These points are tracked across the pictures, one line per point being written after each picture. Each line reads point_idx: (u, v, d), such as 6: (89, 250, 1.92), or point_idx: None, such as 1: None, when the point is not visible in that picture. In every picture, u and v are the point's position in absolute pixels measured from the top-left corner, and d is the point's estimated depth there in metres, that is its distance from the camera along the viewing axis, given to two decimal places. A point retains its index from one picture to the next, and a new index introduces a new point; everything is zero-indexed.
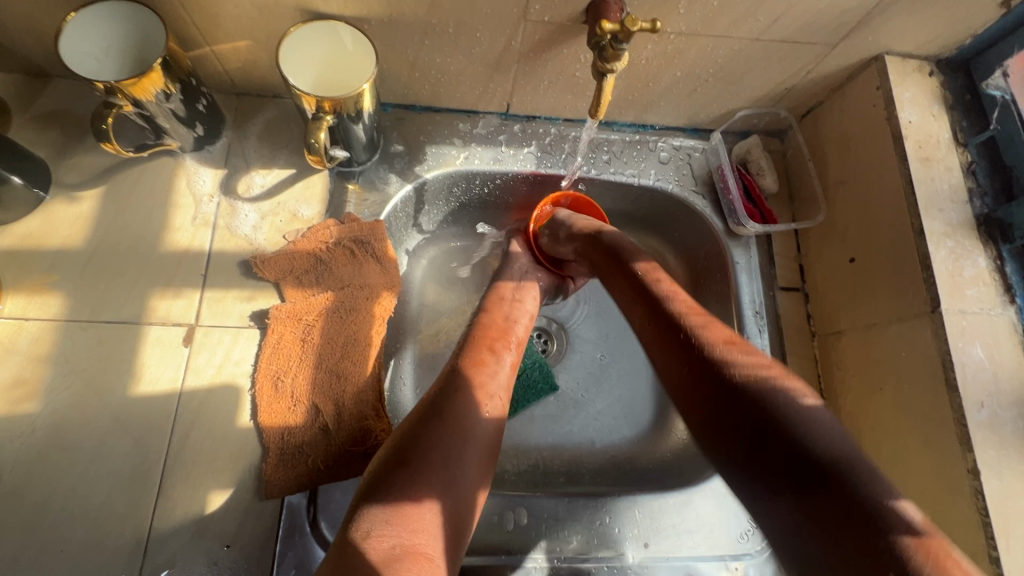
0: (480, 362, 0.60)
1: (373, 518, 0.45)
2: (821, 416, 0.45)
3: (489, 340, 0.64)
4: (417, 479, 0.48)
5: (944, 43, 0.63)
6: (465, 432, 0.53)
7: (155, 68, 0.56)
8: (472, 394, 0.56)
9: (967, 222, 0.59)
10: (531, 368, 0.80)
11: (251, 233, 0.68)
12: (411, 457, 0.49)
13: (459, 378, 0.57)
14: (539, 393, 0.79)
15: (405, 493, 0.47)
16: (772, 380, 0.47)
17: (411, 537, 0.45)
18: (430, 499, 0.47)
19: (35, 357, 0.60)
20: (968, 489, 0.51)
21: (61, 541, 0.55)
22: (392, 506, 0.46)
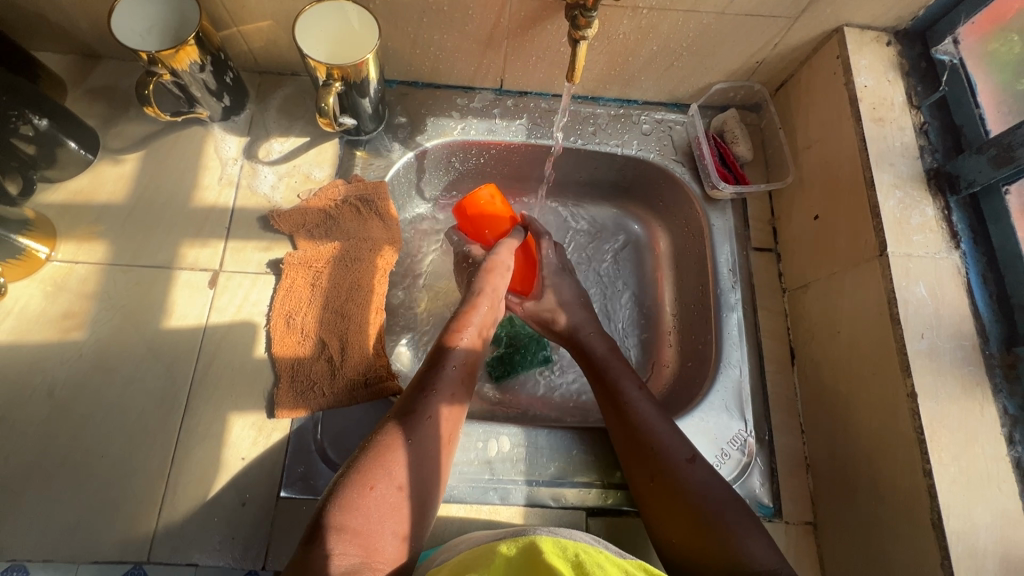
0: (455, 331, 0.67)
1: (360, 462, 0.53)
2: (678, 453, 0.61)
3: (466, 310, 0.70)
4: (399, 429, 0.56)
5: (899, 14, 0.68)
6: (444, 389, 0.61)
7: (191, 42, 0.65)
8: (453, 361, 0.64)
9: (917, 176, 0.64)
10: (525, 338, 0.87)
11: (269, 192, 0.76)
12: (396, 415, 0.57)
13: (442, 351, 0.65)
14: (534, 360, 0.85)
15: (391, 440, 0.55)
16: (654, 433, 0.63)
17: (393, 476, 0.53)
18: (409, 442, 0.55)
19: (83, 294, 0.70)
20: (906, 411, 0.56)
21: (101, 448, 0.64)
22: (376, 450, 0.54)
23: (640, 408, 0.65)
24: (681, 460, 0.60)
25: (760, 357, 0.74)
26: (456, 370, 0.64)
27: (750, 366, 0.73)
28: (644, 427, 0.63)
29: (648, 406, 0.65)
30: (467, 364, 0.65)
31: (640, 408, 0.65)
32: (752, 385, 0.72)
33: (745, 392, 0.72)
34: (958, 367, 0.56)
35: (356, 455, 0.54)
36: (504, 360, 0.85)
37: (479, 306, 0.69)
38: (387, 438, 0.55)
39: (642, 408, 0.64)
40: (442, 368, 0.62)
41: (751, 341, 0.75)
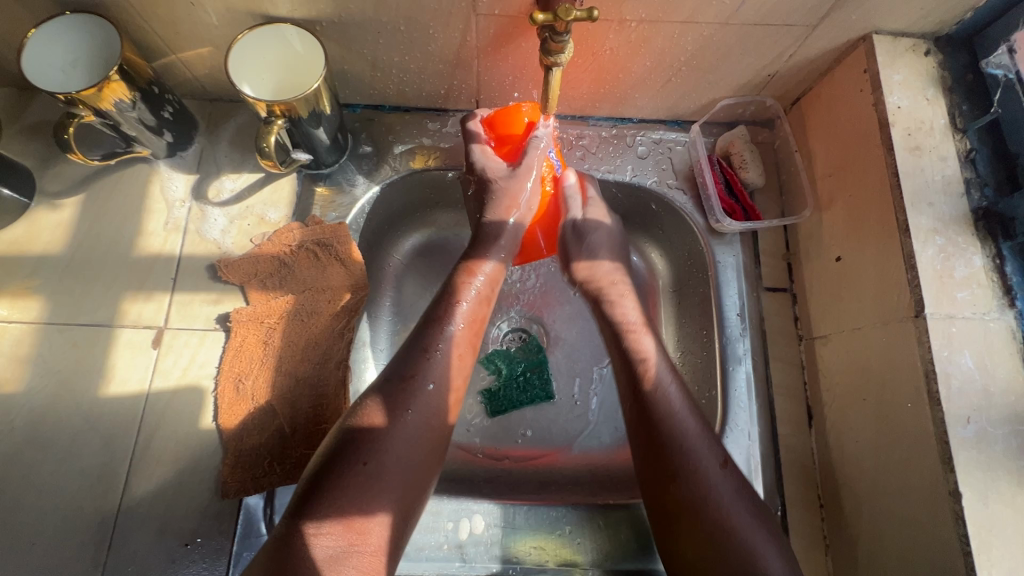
0: (441, 330, 0.59)
1: (321, 505, 0.48)
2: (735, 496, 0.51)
3: (447, 313, 0.61)
4: (366, 483, 0.49)
5: (940, 18, 0.57)
6: (416, 433, 0.53)
7: (114, 77, 0.57)
8: (428, 380, 0.56)
9: (962, 218, 0.54)
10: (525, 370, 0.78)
11: (219, 237, 0.69)
12: (353, 463, 0.50)
13: (415, 362, 0.57)
14: (532, 397, 0.77)
15: (359, 505, 0.48)
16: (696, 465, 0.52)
17: (360, 545, 0.47)
18: (378, 500, 0.49)
19: (16, 358, 0.63)
20: (948, 513, 0.47)
21: (33, 535, 0.58)
22: (343, 514, 0.48)
23: (683, 419, 0.55)
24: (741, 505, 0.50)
25: (773, 420, 0.64)
26: (433, 403, 0.55)
27: (761, 430, 0.63)
28: (679, 439, 0.54)
29: (694, 416, 0.56)
30: (448, 368, 0.58)
31: (675, 413, 0.55)
32: (763, 455, 0.62)
33: (755, 462, 0.62)
34: (1013, 458, 0.47)
35: (305, 505, 0.48)
36: (499, 394, 0.77)
37: (457, 309, 0.61)
38: (354, 496, 0.48)
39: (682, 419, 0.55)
40: (412, 402, 0.54)
41: (762, 400, 0.64)
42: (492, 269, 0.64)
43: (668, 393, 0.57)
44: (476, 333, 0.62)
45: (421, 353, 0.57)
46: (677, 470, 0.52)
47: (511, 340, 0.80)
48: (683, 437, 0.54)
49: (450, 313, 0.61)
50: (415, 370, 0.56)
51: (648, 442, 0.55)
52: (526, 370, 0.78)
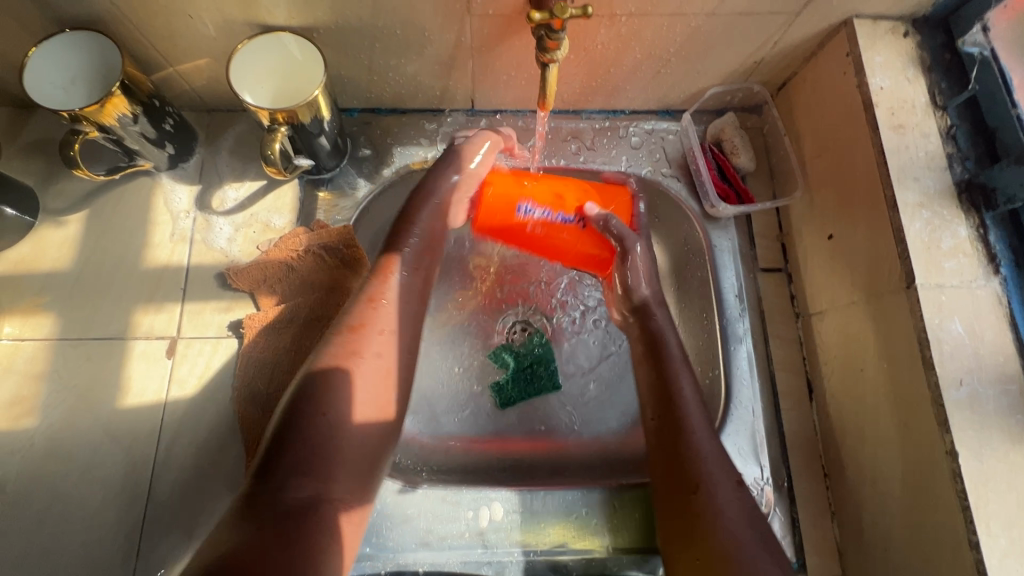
0: (388, 283, 0.60)
1: (294, 457, 0.48)
2: (713, 466, 0.54)
3: (389, 266, 0.61)
4: (330, 437, 0.50)
5: (917, 0, 0.59)
6: (374, 378, 0.54)
7: (116, 92, 0.58)
8: (378, 331, 0.56)
9: (946, 191, 0.56)
10: (533, 363, 0.79)
11: (226, 245, 0.70)
12: (316, 417, 0.50)
13: (363, 313, 0.57)
14: (541, 387, 0.78)
15: (323, 456, 0.49)
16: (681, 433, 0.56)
17: (325, 500, 0.48)
18: (340, 450, 0.50)
19: (32, 376, 0.64)
20: (947, 471, 0.49)
21: (61, 547, 0.59)
22: (310, 467, 0.48)
23: (706, 451, 0.55)
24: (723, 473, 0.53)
25: (775, 395, 0.66)
26: (384, 350, 0.56)
27: (764, 405, 0.65)
28: (705, 471, 0.54)
29: (713, 444, 0.56)
30: (397, 317, 0.59)
31: (705, 445, 0.56)
32: (767, 428, 0.65)
33: (760, 435, 0.64)
34: (1005, 416, 0.50)
35: (271, 465, 0.48)
36: (509, 385, 0.78)
37: (401, 263, 0.62)
38: (318, 450, 0.49)
39: (703, 447, 0.55)
40: (366, 351, 0.55)
41: (764, 376, 0.67)
42: (434, 232, 0.65)
43: (694, 419, 0.57)
44: (422, 287, 0.63)
45: (368, 305, 0.58)
46: (702, 483, 0.53)
47: (515, 333, 0.81)
48: (703, 469, 0.54)
49: (394, 266, 0.61)
50: (364, 320, 0.56)
51: (678, 463, 0.55)
52: (532, 363, 0.79)
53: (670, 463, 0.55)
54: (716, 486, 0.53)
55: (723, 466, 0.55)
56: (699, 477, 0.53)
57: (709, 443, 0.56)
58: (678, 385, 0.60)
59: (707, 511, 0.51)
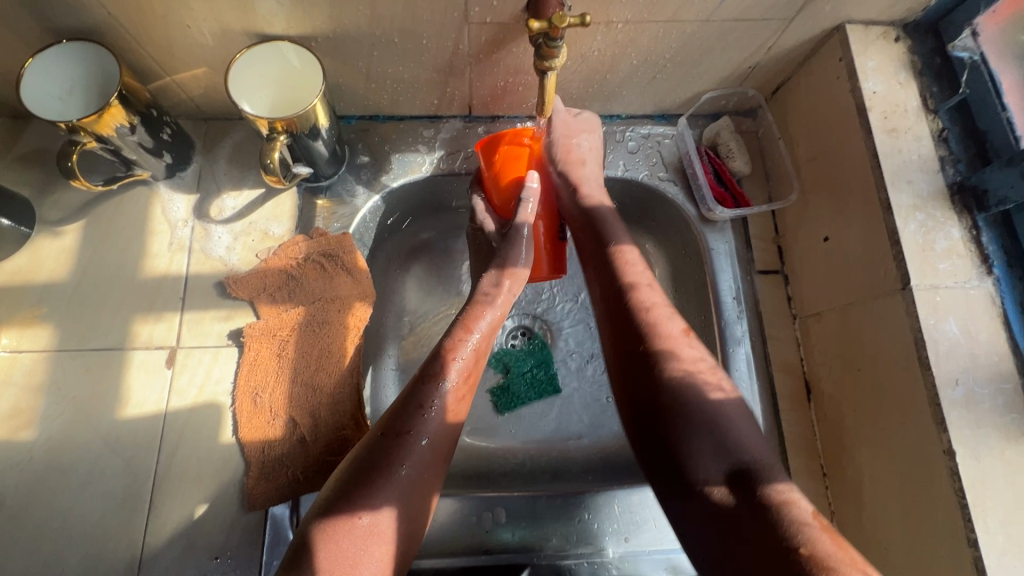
0: (437, 387, 0.57)
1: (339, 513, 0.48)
2: (736, 437, 0.49)
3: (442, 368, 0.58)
4: (361, 540, 0.48)
5: (908, 6, 0.60)
6: (412, 485, 0.52)
7: (114, 103, 0.57)
8: (421, 437, 0.53)
9: (939, 193, 0.57)
10: (533, 368, 0.80)
11: (225, 254, 0.70)
12: (347, 524, 0.48)
13: (411, 420, 0.54)
14: (540, 392, 0.79)
15: (353, 562, 0.47)
16: (696, 404, 0.50)
17: (361, 561, 0.47)
18: (368, 558, 0.48)
19: (30, 388, 0.64)
20: (944, 470, 0.50)
21: (62, 560, 0.59)
22: (333, 567, 0.47)
23: (723, 404, 0.51)
24: (735, 441, 0.49)
25: (773, 395, 0.67)
26: (425, 459, 0.53)
27: (763, 406, 0.66)
28: (712, 422, 0.50)
29: (729, 397, 0.51)
30: (443, 424, 0.55)
31: (722, 398, 0.51)
32: (766, 429, 0.65)
33: None
34: (1000, 415, 0.50)
35: (298, 562, 0.47)
36: (508, 391, 0.79)
37: (452, 365, 0.59)
38: (343, 555, 0.47)
39: (719, 399, 0.51)
40: (403, 460, 0.51)
41: (763, 377, 0.68)
42: (489, 323, 0.63)
43: (689, 370, 0.53)
44: (467, 386, 0.59)
45: (416, 409, 0.55)
46: (702, 450, 0.49)
47: (515, 338, 0.82)
48: (717, 423, 0.50)
49: (444, 369, 0.58)
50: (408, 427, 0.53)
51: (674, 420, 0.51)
52: (533, 367, 0.80)
53: (661, 423, 0.51)
54: (737, 433, 0.49)
55: (746, 416, 0.51)
56: (708, 428, 0.49)
57: (724, 399, 0.51)
58: (672, 340, 0.55)
59: (714, 462, 0.48)
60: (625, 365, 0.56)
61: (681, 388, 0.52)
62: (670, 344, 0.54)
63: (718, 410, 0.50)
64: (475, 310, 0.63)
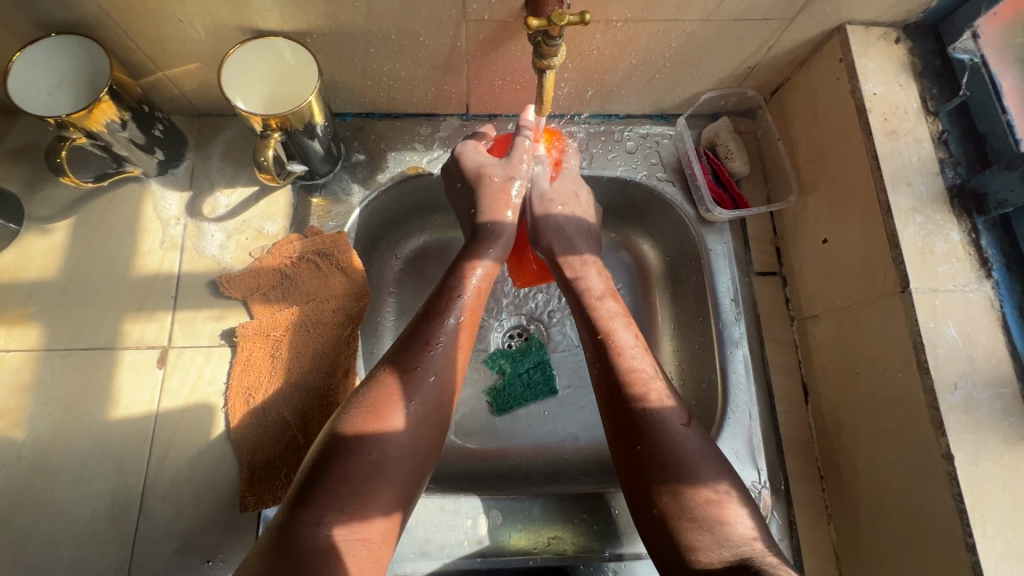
0: (441, 324, 0.60)
1: (336, 481, 0.48)
2: (708, 472, 0.51)
3: (446, 307, 0.62)
4: (360, 506, 0.48)
5: (909, 7, 0.60)
6: (421, 418, 0.55)
7: (105, 98, 0.56)
8: (429, 372, 0.57)
9: (938, 196, 0.57)
10: (530, 369, 0.79)
11: (218, 252, 0.69)
12: (359, 453, 0.50)
13: (418, 353, 0.58)
14: (537, 392, 0.78)
15: (363, 495, 0.49)
16: (668, 438, 0.53)
17: (361, 531, 0.47)
18: (379, 490, 0.50)
19: (17, 387, 0.63)
20: (943, 475, 0.50)
21: (49, 563, 0.58)
22: (347, 501, 0.48)
23: (683, 440, 0.53)
24: (712, 484, 0.51)
25: (771, 398, 0.67)
26: (432, 394, 0.56)
27: (761, 409, 0.66)
28: (678, 458, 0.52)
29: (692, 434, 0.54)
30: (450, 361, 0.59)
31: (679, 433, 0.53)
32: (764, 431, 0.65)
33: (756, 438, 0.64)
34: (998, 419, 0.50)
35: (307, 496, 0.48)
36: (504, 391, 0.79)
37: (456, 304, 0.62)
38: (356, 483, 0.49)
39: (684, 439, 0.53)
40: (412, 394, 0.55)
41: (761, 379, 0.67)
42: (490, 265, 0.66)
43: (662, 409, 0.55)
44: (469, 327, 0.62)
45: (422, 346, 0.58)
46: (688, 492, 0.50)
47: (512, 339, 0.82)
48: (683, 461, 0.52)
49: (449, 307, 0.62)
50: (417, 362, 0.57)
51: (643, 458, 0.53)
52: (529, 369, 0.80)
53: (637, 463, 0.53)
54: (701, 471, 0.52)
55: (709, 450, 0.53)
56: (676, 470, 0.51)
57: (691, 438, 0.53)
58: (640, 379, 0.57)
59: (691, 508, 0.49)
60: (610, 410, 0.57)
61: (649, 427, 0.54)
62: (642, 386, 0.56)
63: (686, 445, 0.53)
64: (479, 246, 0.67)
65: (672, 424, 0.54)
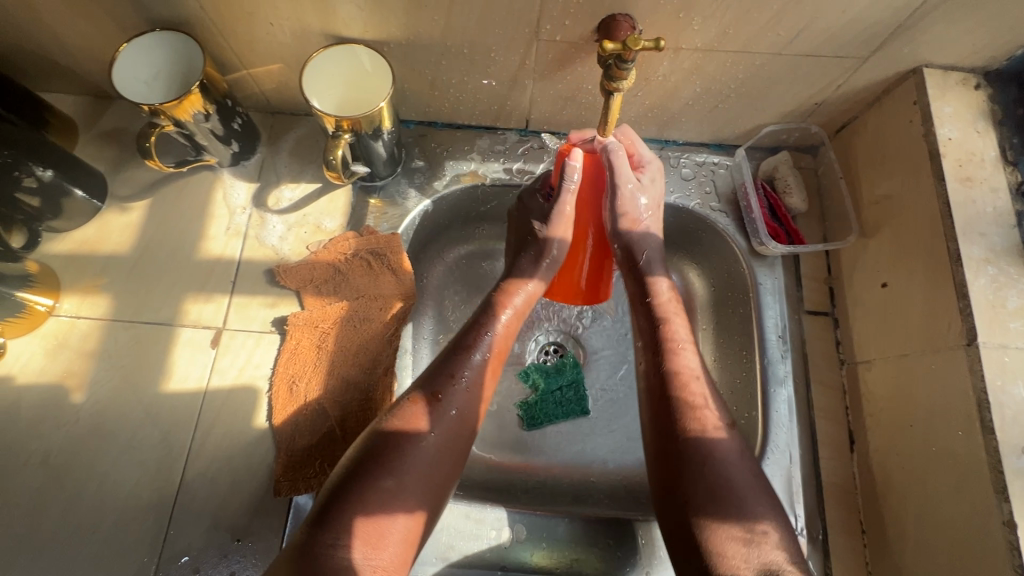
0: (466, 357, 0.61)
1: (361, 485, 0.51)
2: (757, 496, 0.52)
3: (472, 342, 0.63)
4: (377, 517, 0.50)
5: (992, 53, 0.59)
6: (437, 456, 0.55)
7: (195, 91, 0.60)
8: (452, 406, 0.58)
9: (1013, 249, 0.55)
10: (564, 387, 0.79)
11: (277, 243, 0.72)
12: (376, 483, 0.51)
13: (445, 382, 0.59)
14: (568, 411, 0.78)
15: (380, 525, 0.50)
16: (705, 454, 0.54)
17: (376, 549, 0.49)
18: (394, 513, 0.51)
19: (83, 353, 0.66)
20: (1002, 543, 0.47)
21: (94, 522, 0.60)
22: (366, 521, 0.49)
23: (735, 463, 0.54)
24: (761, 499, 0.52)
25: (814, 441, 0.64)
26: (453, 430, 0.57)
27: (803, 452, 0.63)
28: (716, 474, 0.52)
29: (743, 461, 0.54)
30: (472, 398, 0.59)
31: (723, 455, 0.54)
32: (804, 476, 0.62)
33: (796, 482, 0.62)
34: None
35: (328, 515, 0.49)
36: (537, 406, 0.78)
37: (483, 340, 0.63)
38: (376, 494, 0.50)
39: (720, 457, 0.54)
40: (434, 426, 0.56)
41: (805, 422, 0.65)
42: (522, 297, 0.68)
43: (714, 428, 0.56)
44: (495, 364, 0.63)
45: (448, 379, 0.59)
46: (728, 516, 0.50)
47: (546, 354, 0.82)
48: (737, 481, 0.52)
49: (476, 343, 0.63)
50: (440, 395, 0.58)
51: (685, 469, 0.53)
52: (562, 387, 0.79)
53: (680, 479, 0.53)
54: (752, 499, 0.51)
55: (761, 484, 0.53)
56: (722, 492, 0.51)
57: (736, 451, 0.55)
58: (698, 399, 0.58)
59: (733, 530, 0.50)
60: (659, 425, 0.58)
61: (700, 454, 0.54)
62: (692, 414, 0.56)
63: (737, 466, 0.53)
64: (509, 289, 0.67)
65: (722, 447, 0.54)
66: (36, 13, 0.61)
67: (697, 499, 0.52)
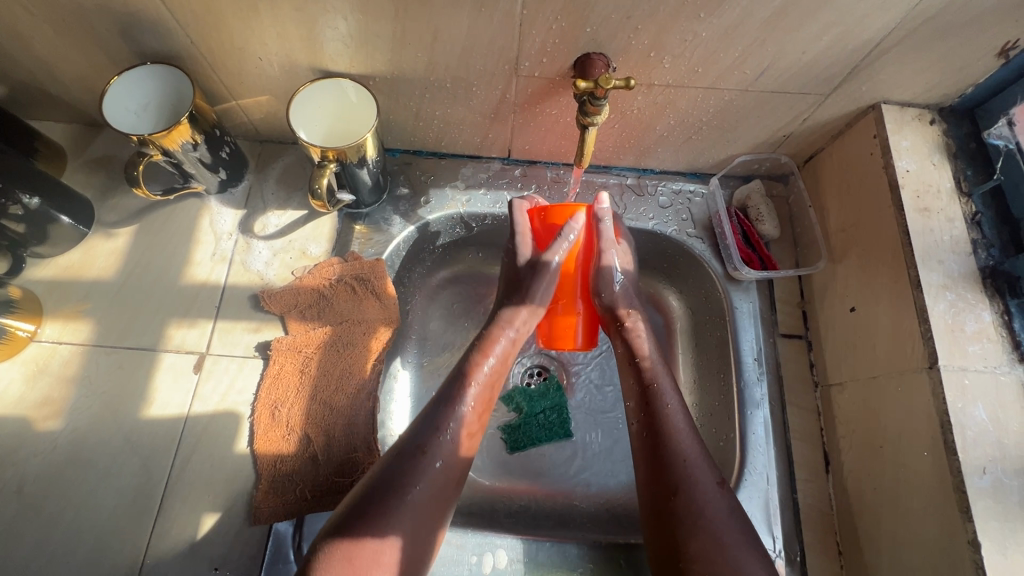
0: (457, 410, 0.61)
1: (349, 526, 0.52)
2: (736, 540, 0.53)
3: (455, 397, 0.62)
4: (360, 557, 0.51)
5: (945, 91, 0.62)
6: (424, 498, 0.55)
7: (183, 121, 0.61)
8: (439, 448, 0.58)
9: (970, 275, 0.57)
10: (547, 410, 0.80)
11: (262, 268, 0.73)
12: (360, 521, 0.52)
13: (430, 429, 0.59)
14: (551, 434, 0.78)
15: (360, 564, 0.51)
16: (691, 491, 0.55)
17: None
18: (377, 556, 0.51)
19: (63, 379, 0.66)
20: (969, 563, 0.48)
21: (68, 553, 0.59)
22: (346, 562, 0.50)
23: (717, 503, 0.55)
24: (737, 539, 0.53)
25: (790, 463, 0.65)
26: (439, 475, 0.57)
27: (780, 474, 0.64)
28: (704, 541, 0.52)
29: (725, 500, 0.55)
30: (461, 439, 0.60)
31: (707, 497, 0.55)
32: (781, 498, 0.63)
33: (773, 504, 0.63)
34: None
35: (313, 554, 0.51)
36: (520, 429, 0.79)
37: (468, 391, 0.63)
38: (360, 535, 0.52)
39: (709, 499, 0.55)
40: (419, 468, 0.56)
41: (781, 444, 0.66)
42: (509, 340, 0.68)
43: (693, 487, 0.56)
44: (482, 407, 0.64)
45: (438, 420, 0.60)
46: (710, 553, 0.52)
47: (530, 377, 0.83)
48: (715, 523, 0.54)
49: (461, 394, 0.63)
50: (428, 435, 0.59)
51: (674, 526, 0.54)
52: (546, 409, 0.80)
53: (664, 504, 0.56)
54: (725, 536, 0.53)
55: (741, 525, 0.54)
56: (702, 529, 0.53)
57: (717, 496, 0.55)
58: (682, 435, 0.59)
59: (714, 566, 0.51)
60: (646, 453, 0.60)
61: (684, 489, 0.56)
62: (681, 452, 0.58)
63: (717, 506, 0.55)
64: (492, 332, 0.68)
65: (703, 484, 0.56)
66: (30, 46, 0.63)
67: (677, 532, 0.54)
